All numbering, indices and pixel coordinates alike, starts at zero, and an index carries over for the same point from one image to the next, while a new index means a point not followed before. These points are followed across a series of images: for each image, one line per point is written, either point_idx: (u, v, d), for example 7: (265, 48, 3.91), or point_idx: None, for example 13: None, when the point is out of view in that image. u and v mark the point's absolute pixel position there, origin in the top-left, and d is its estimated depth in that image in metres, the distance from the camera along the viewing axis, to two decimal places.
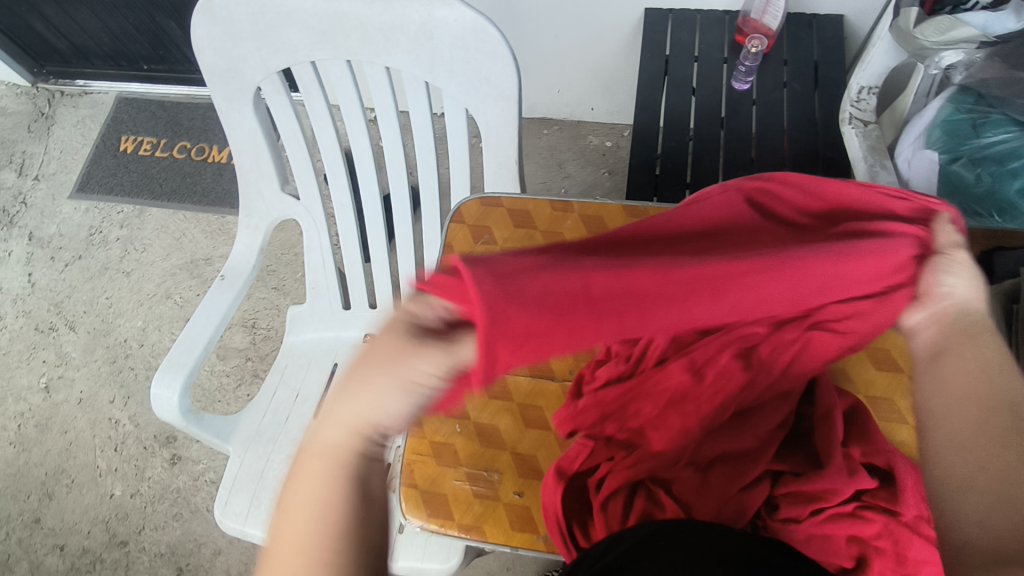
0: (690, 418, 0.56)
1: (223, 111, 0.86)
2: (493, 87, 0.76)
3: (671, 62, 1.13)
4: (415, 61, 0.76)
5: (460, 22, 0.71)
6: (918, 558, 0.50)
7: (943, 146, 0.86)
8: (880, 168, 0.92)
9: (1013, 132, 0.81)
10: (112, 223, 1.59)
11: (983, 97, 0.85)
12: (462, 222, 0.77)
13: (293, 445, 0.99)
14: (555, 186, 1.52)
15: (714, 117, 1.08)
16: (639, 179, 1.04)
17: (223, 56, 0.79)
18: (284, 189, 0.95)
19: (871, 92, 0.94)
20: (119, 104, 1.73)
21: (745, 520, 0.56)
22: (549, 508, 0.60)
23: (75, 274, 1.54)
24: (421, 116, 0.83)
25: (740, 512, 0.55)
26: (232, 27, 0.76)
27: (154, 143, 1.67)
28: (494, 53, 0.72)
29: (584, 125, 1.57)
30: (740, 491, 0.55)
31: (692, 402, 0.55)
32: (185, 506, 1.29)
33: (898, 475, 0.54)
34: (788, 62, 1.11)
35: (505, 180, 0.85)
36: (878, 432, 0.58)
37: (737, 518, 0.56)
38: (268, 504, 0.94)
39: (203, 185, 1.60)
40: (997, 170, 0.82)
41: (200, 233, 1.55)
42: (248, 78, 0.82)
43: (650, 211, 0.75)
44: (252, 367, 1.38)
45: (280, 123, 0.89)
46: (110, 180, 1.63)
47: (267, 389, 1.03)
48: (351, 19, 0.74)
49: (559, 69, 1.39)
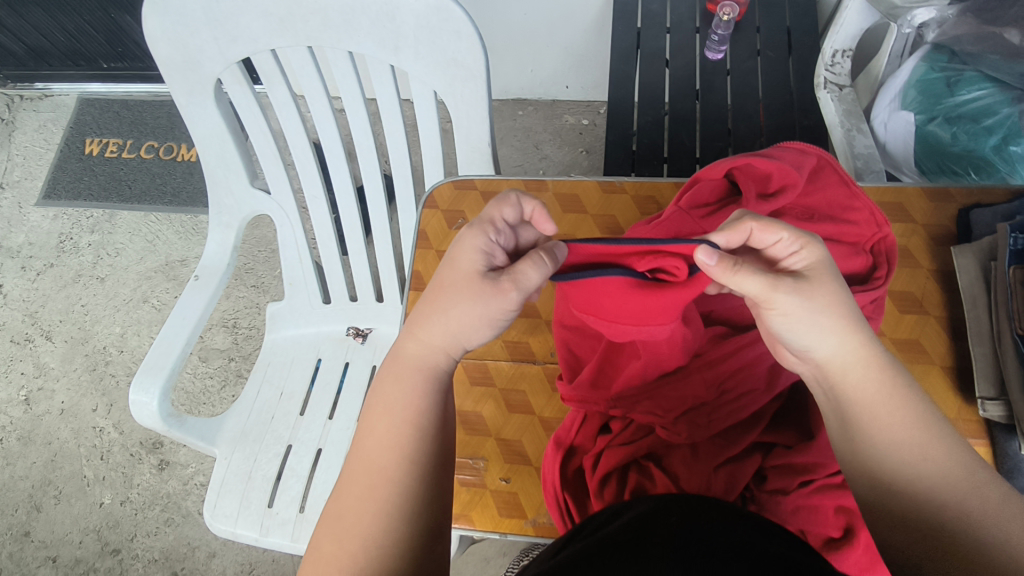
0: (700, 431, 0.55)
1: (183, 105, 0.83)
2: (460, 67, 0.73)
3: (644, 35, 1.11)
4: (378, 44, 0.74)
5: (422, 2, 0.68)
6: None
7: (919, 107, 0.85)
8: (857, 132, 0.92)
9: (986, 90, 0.80)
10: (82, 228, 1.55)
11: (956, 55, 0.84)
12: (435, 209, 0.76)
13: (281, 443, 0.97)
14: (533, 168, 1.50)
15: (689, 89, 1.07)
16: (616, 156, 1.03)
17: (179, 47, 0.76)
18: (253, 184, 0.93)
19: (845, 55, 0.94)
20: (81, 106, 1.69)
21: (736, 492, 0.54)
22: (548, 482, 0.60)
23: (48, 282, 1.50)
24: (389, 103, 0.81)
25: (731, 484, 0.54)
26: (186, 17, 0.73)
27: (120, 145, 1.63)
28: (459, 32, 0.70)
29: (559, 104, 1.55)
30: (730, 463, 0.55)
31: (706, 415, 0.55)
32: (176, 511, 1.28)
33: None
34: (761, 30, 1.10)
35: (479, 162, 0.83)
36: None
37: (728, 492, 0.54)
38: (258, 503, 0.93)
39: (173, 185, 1.56)
40: (973, 128, 0.81)
41: (174, 234, 1.52)
42: (207, 71, 0.79)
43: (626, 186, 0.74)
44: (236, 367, 1.36)
45: (245, 117, 0.86)
46: (77, 185, 1.59)
47: (251, 388, 1.02)
48: (309, 3, 0.71)
49: (530, 48, 1.37)
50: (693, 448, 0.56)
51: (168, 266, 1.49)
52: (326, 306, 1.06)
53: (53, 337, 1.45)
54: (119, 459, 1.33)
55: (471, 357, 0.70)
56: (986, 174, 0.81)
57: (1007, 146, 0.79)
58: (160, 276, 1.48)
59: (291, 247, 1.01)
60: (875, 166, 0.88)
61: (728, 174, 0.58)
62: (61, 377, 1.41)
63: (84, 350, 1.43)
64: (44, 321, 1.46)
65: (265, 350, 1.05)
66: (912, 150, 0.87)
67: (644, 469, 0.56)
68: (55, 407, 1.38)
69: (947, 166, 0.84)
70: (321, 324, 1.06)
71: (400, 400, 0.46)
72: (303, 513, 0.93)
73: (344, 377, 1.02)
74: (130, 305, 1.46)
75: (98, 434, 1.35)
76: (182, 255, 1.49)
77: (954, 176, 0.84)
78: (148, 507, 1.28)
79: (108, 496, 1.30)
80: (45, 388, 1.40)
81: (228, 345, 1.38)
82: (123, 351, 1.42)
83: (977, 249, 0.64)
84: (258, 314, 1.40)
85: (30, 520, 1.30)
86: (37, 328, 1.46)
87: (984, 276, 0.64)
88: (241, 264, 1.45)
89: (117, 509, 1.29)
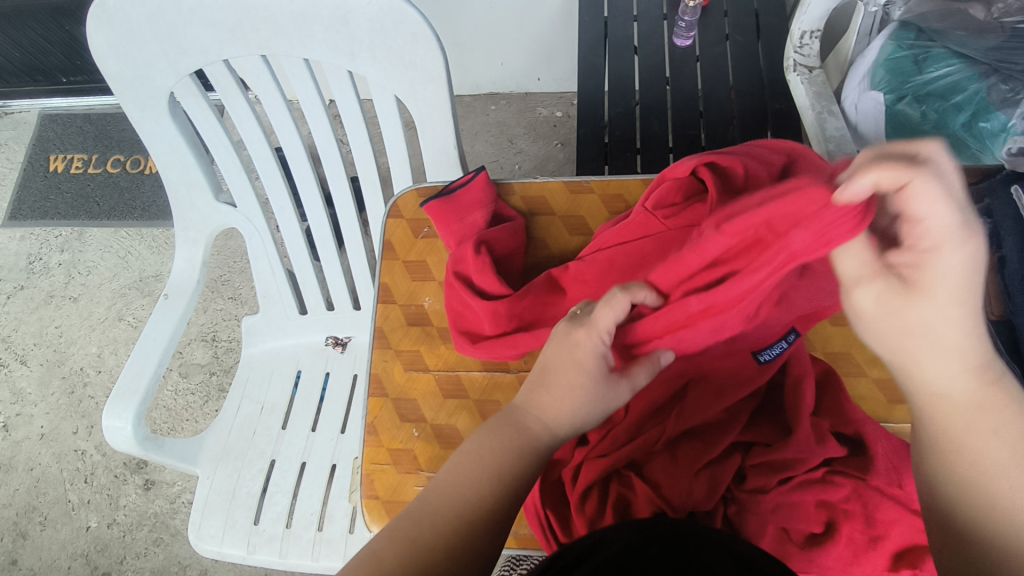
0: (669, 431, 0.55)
1: (138, 121, 0.80)
2: (419, 70, 0.72)
3: (611, 24, 1.09)
4: (334, 50, 0.72)
5: (374, 5, 0.66)
6: (888, 519, 0.53)
7: (887, 86, 0.84)
8: (828, 115, 0.91)
9: (955, 65, 0.80)
10: (51, 247, 1.51)
11: (923, 31, 0.83)
12: (400, 217, 0.74)
13: (263, 459, 0.96)
14: (508, 163, 1.48)
15: (659, 78, 1.05)
16: (588, 150, 1.02)
17: (127, 63, 0.73)
18: (218, 198, 0.91)
19: (813, 36, 0.91)
20: (43, 122, 1.64)
21: (717, 497, 0.53)
22: (531, 502, 0.59)
23: (20, 305, 1.47)
24: (350, 109, 0.79)
25: (711, 488, 0.54)
26: (131, 31, 0.70)
27: (85, 160, 1.59)
28: (415, 34, 0.68)
29: (532, 97, 1.54)
30: (709, 465, 0.54)
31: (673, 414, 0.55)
32: (165, 530, 1.26)
33: (868, 442, 0.55)
34: (729, 14, 1.09)
35: (446, 165, 0.82)
36: (848, 399, 0.57)
37: (710, 497, 0.53)
38: (244, 521, 0.92)
39: (142, 199, 1.53)
40: (942, 106, 0.80)
41: (146, 249, 1.49)
42: (159, 84, 0.77)
43: (593, 185, 0.73)
44: (217, 381, 1.34)
45: (204, 130, 0.84)
46: (44, 204, 1.55)
47: (230, 405, 1.00)
48: (259, 11, 0.69)
49: (498, 41, 1.34)
50: (672, 454, 0.55)
51: (142, 282, 1.46)
52: (302, 317, 1.04)
53: (28, 360, 1.42)
54: (104, 481, 1.31)
55: (444, 369, 0.68)
56: (958, 152, 0.80)
57: (978, 123, 0.78)
58: (135, 292, 1.45)
59: (263, 259, 0.99)
60: (848, 148, 0.87)
61: (692, 172, 0.58)
62: (39, 401, 1.38)
63: (60, 372, 1.40)
64: (18, 345, 1.43)
65: (242, 365, 1.03)
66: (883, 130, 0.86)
67: (625, 481, 0.55)
68: (35, 432, 1.36)
69: None
70: (298, 336, 1.04)
71: (506, 456, 0.48)
72: (290, 529, 0.91)
73: (325, 388, 1.00)
74: (105, 323, 1.43)
75: (81, 457, 1.33)
76: (156, 270, 1.46)
77: None
78: (136, 528, 1.27)
79: (95, 519, 1.28)
80: (23, 414, 1.37)
81: (208, 359, 1.36)
82: (101, 371, 1.39)
83: None
84: (237, 327, 1.38)
85: (16, 548, 1.27)
86: (11, 353, 1.43)
87: None
88: (217, 276, 1.43)
89: (104, 532, 1.27)
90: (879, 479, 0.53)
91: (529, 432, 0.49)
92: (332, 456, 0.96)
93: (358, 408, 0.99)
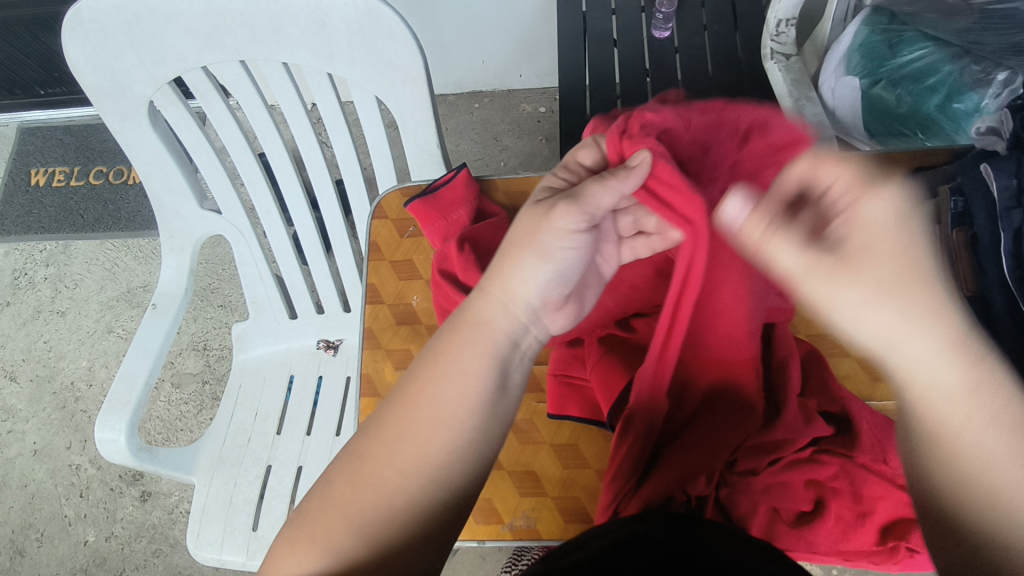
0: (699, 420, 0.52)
1: (118, 131, 0.80)
2: (399, 69, 0.72)
3: (589, 18, 1.10)
4: (312, 53, 0.72)
5: (351, 6, 0.66)
6: (872, 495, 0.57)
7: (863, 70, 0.86)
8: (806, 102, 0.93)
9: (928, 48, 0.81)
10: (36, 262, 1.50)
11: (895, 16, 0.85)
12: (385, 217, 0.74)
13: (260, 465, 0.96)
14: (494, 161, 1.49)
15: (638, 70, 1.06)
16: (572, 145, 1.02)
17: (105, 73, 0.73)
18: (203, 206, 0.90)
19: (789, 24, 0.93)
20: (22, 135, 1.63)
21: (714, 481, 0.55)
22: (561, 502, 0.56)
23: (7, 322, 1.45)
24: (332, 112, 0.79)
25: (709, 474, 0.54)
26: (108, 40, 0.70)
27: (67, 173, 1.57)
28: (393, 34, 0.68)
29: (515, 93, 1.54)
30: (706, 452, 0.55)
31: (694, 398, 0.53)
32: (164, 541, 1.26)
33: (853, 420, 0.56)
34: (706, 4, 1.09)
35: (430, 164, 0.82)
36: (833, 379, 0.58)
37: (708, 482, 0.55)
38: (243, 528, 0.92)
39: (127, 210, 1.52)
40: (916, 89, 0.81)
41: (132, 260, 1.48)
42: (138, 93, 0.76)
43: None
44: (210, 390, 1.34)
45: (186, 138, 0.84)
46: (27, 219, 1.54)
47: (224, 412, 1.00)
48: (235, 16, 0.69)
49: (479, 39, 1.34)
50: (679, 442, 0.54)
51: (130, 293, 1.45)
52: (293, 321, 1.04)
53: (17, 377, 1.41)
54: (100, 495, 1.30)
55: None
56: (933, 133, 0.82)
57: (951, 104, 0.78)
58: (123, 304, 1.45)
59: (250, 265, 0.99)
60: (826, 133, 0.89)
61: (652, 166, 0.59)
62: (31, 418, 1.37)
63: (51, 388, 1.39)
64: (7, 362, 1.42)
65: (235, 372, 1.03)
66: (860, 113, 0.88)
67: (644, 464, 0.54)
68: (28, 448, 1.35)
69: (896, 127, 0.85)
70: (290, 341, 1.04)
71: (468, 357, 0.46)
72: None
73: (319, 391, 1.01)
74: (94, 337, 1.42)
75: (75, 471, 1.32)
76: (144, 281, 1.46)
77: (903, 136, 0.85)
78: (135, 539, 1.26)
79: (93, 533, 1.27)
80: (15, 431, 1.36)
81: (200, 368, 1.36)
82: (92, 384, 1.38)
83: (921, 214, 0.65)
84: (228, 334, 1.37)
85: (14, 565, 1.27)
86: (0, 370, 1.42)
87: (930, 240, 0.64)
88: (206, 285, 1.42)
89: (102, 545, 1.26)
90: (863, 456, 0.56)
91: (487, 324, 0.47)
92: (328, 459, 0.96)
93: (353, 409, 0.99)
